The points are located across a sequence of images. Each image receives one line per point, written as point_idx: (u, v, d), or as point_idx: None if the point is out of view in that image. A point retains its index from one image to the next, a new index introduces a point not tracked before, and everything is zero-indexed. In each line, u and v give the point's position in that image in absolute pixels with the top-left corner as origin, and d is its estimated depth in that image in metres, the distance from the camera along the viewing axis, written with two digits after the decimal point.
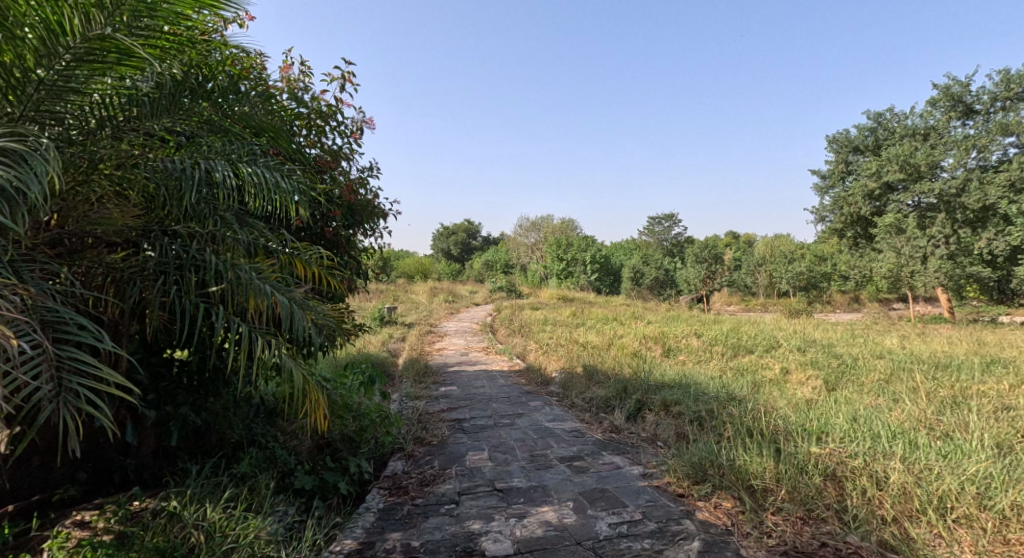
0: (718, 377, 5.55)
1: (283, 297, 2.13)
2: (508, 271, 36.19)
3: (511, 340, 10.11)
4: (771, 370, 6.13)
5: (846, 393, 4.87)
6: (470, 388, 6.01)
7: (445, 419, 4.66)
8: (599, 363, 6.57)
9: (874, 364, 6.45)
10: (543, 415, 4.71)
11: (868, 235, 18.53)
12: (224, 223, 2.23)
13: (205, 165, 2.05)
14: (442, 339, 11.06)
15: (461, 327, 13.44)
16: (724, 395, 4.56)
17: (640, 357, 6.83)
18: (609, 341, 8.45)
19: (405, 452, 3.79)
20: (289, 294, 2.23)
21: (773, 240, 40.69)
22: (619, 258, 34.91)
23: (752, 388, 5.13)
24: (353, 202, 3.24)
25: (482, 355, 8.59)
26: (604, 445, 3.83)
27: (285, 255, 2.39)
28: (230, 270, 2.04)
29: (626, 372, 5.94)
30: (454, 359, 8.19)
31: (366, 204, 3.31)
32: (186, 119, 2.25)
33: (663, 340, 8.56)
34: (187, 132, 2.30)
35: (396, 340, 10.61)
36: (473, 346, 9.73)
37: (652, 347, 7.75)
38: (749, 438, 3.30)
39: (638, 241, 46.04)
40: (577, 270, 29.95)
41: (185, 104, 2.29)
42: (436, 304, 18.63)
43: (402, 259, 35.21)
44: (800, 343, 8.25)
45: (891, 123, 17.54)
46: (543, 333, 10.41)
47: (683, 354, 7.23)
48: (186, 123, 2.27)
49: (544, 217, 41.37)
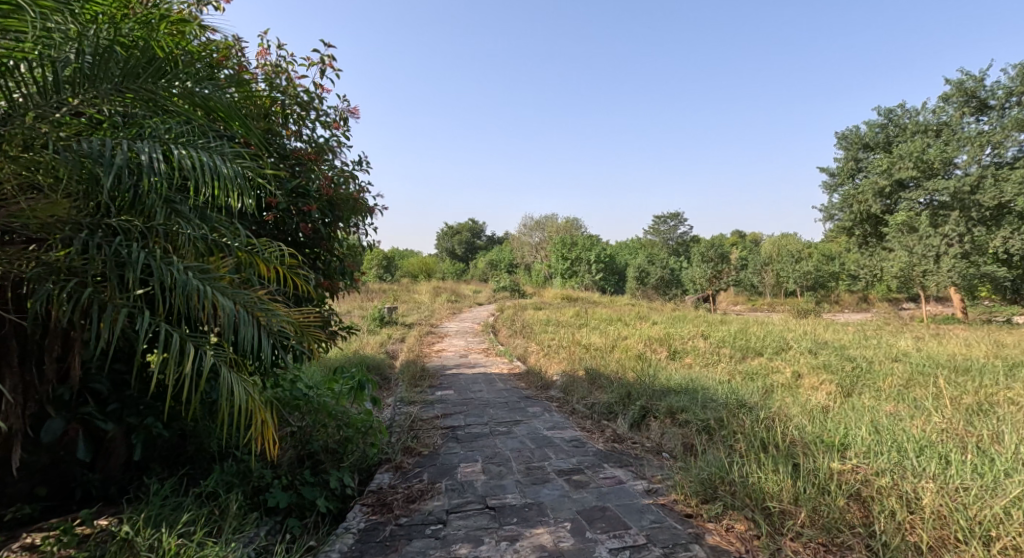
0: (727, 381, 5.29)
1: (229, 303, 1.91)
2: (512, 271, 35.99)
3: (512, 341, 9.87)
4: (782, 373, 5.86)
5: (863, 400, 4.60)
6: (468, 392, 5.78)
7: (438, 427, 4.43)
8: (602, 366, 6.33)
9: (890, 367, 6.16)
10: (542, 423, 4.47)
11: (878, 233, 18.17)
12: (166, 216, 1.98)
13: (125, 146, 1.81)
14: (442, 340, 10.85)
15: (462, 327, 13.22)
16: (734, 401, 4.31)
17: (645, 360, 6.58)
18: (613, 342, 8.20)
19: (393, 464, 3.56)
20: (239, 298, 1.99)
21: (780, 239, 40.27)
22: (624, 257, 34.60)
23: (763, 393, 4.87)
24: (333, 196, 2.98)
25: (482, 357, 8.36)
26: (605, 456, 3.58)
27: (242, 253, 2.15)
28: (162, 269, 1.81)
29: (630, 375, 5.69)
30: (453, 362, 7.97)
31: (347, 198, 3.05)
32: (117, 96, 1.94)
33: (669, 341, 8.30)
34: (123, 113, 1.99)
35: (395, 341, 10.40)
36: (473, 347, 9.51)
37: (657, 349, 7.50)
38: (763, 452, 3.04)
39: (643, 241, 45.73)
40: (582, 269, 29.69)
41: (118, 75, 1.93)
42: (438, 304, 18.48)
43: (405, 259, 35.04)
44: (812, 345, 7.96)
45: (902, 119, 17.15)
46: (545, 333, 10.18)
47: (690, 356, 6.98)
48: (118, 101, 1.96)
49: (549, 216, 41.09)
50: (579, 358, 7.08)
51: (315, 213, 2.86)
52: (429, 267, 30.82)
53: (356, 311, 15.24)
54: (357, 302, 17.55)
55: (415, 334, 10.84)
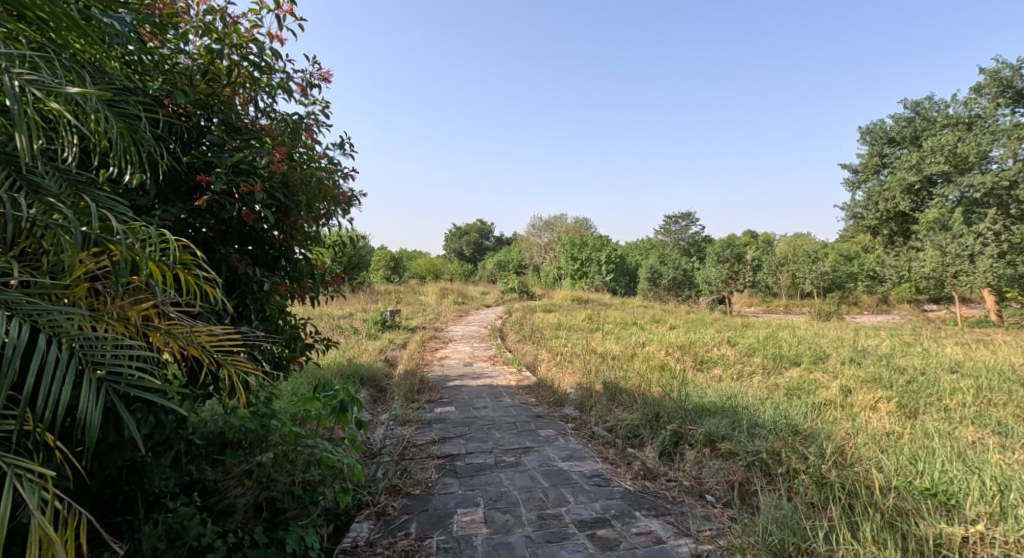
0: (768, 399, 4.59)
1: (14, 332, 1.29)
2: (520, 272, 35.37)
3: (521, 347, 9.20)
4: (828, 389, 5.14)
5: (936, 425, 3.87)
6: (470, 409, 5.12)
7: (435, 456, 3.77)
8: (621, 379, 5.65)
9: (952, 381, 5.40)
10: (556, 451, 3.81)
11: (905, 231, 17.28)
12: None
13: None
14: (446, 345, 10.23)
15: (468, 331, 12.56)
16: (784, 426, 3.63)
17: (669, 371, 5.88)
18: (631, 349, 7.52)
19: (376, 510, 2.92)
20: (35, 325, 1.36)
21: (795, 239, 39.23)
22: (635, 257, 33.81)
23: (814, 414, 4.17)
24: (287, 174, 2.28)
25: (488, 366, 7.71)
26: (635, 501, 2.92)
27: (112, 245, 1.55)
28: None
29: (654, 391, 5.01)
30: (457, 371, 7.33)
31: (307, 178, 2.34)
32: None
33: (693, 348, 7.60)
34: None
35: (396, 347, 9.75)
36: (479, 354, 8.85)
37: (680, 358, 6.82)
38: (854, 511, 2.38)
39: (654, 241, 44.91)
40: (592, 270, 28.99)
41: None
42: (445, 306, 17.86)
43: (412, 260, 34.42)
44: (852, 353, 7.19)
45: (930, 112, 16.25)
46: (556, 339, 9.53)
47: (718, 367, 6.27)
48: None
49: (558, 216, 40.37)
50: (594, 369, 6.40)
51: (261, 195, 2.13)
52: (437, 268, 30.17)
53: (357, 314, 14.61)
54: (360, 304, 16.92)
55: (417, 339, 10.18)
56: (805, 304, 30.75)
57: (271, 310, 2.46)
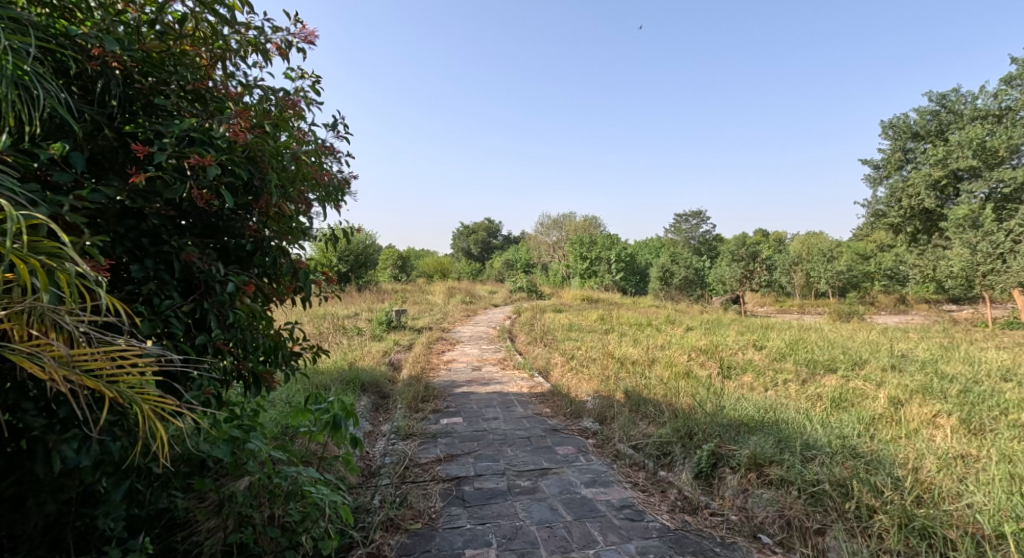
0: (813, 413, 4.11)
1: None
2: (528, 271, 34.90)
3: (531, 350, 8.75)
4: (875, 400, 4.65)
5: (1013, 446, 3.38)
6: (479, 421, 4.68)
7: (441, 480, 3.33)
8: (644, 388, 5.18)
9: (1012, 391, 4.88)
10: (577, 473, 3.35)
11: (929, 229, 16.63)
12: None
13: None
14: (453, 347, 9.82)
15: (476, 332, 12.12)
16: (842, 447, 3.16)
17: (695, 379, 5.40)
18: (650, 353, 7.05)
19: (371, 550, 2.50)
20: None
21: (809, 238, 38.49)
22: (646, 256, 33.24)
23: (869, 431, 3.69)
24: (252, 146, 1.82)
25: (497, 370, 7.27)
26: (675, 543, 2.47)
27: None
28: None
29: (682, 402, 4.54)
30: (464, 376, 6.88)
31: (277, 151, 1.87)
32: None
33: (716, 353, 7.10)
34: None
35: (400, 349, 9.32)
36: (487, 358, 8.40)
37: (705, 364, 6.33)
38: None
39: (664, 240, 44.28)
40: (601, 269, 28.46)
41: None
42: (452, 305, 17.44)
43: (419, 260, 34.01)
44: (891, 359, 6.66)
45: (958, 104, 15.60)
46: (569, 342, 9.06)
47: (748, 374, 5.79)
48: None
49: (567, 215, 39.84)
50: (613, 376, 5.93)
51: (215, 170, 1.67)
52: (445, 267, 29.78)
53: (362, 314, 14.19)
54: (365, 304, 16.50)
55: (423, 341, 9.75)
56: (820, 304, 30.07)
57: (244, 317, 2.02)
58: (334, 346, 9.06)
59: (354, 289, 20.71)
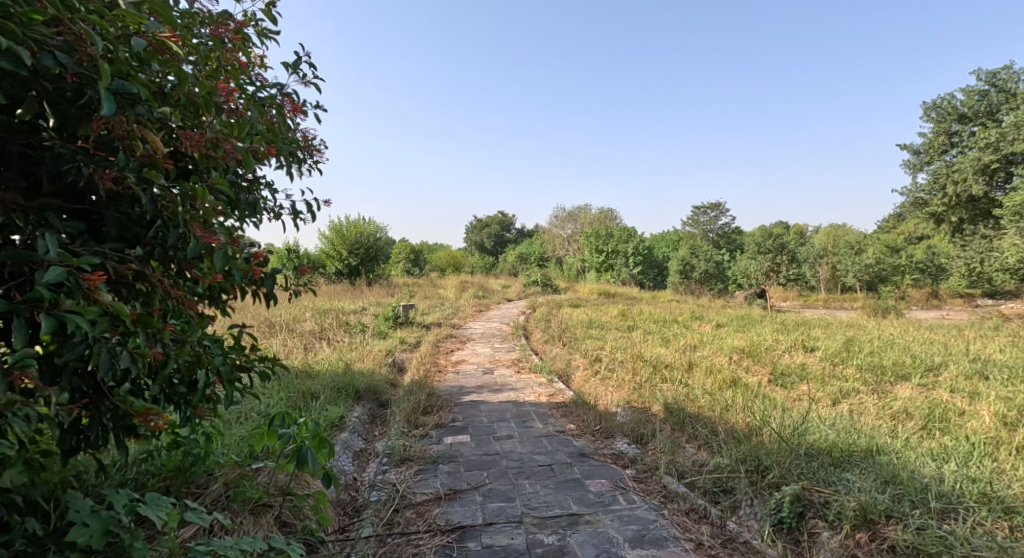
0: (912, 438, 3.25)
1: None
2: (543, 264, 34.10)
3: (549, 350, 7.94)
4: (979, 416, 3.77)
5: None
6: (490, 441, 3.89)
7: (439, 532, 2.56)
8: (687, 401, 4.34)
9: None
10: (617, 524, 2.56)
11: (975, 218, 15.48)
12: None
13: None
14: (464, 346, 9.07)
15: (489, 328, 11.37)
16: (986, 498, 2.32)
17: (747, 390, 4.55)
18: (685, 356, 6.22)
19: None
20: None
21: (833, 230, 37.15)
22: (664, 249, 32.23)
23: (999, 466, 2.82)
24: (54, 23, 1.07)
25: (511, 374, 6.48)
26: None
27: None
28: None
29: (740, 422, 3.70)
30: (474, 381, 6.09)
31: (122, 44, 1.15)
32: None
33: (761, 355, 6.24)
34: None
35: (406, 348, 8.58)
36: (500, 358, 7.62)
37: (753, 369, 5.47)
38: None
39: (682, 233, 43.17)
40: (618, 262, 27.53)
41: None
42: (465, 300, 16.73)
43: (432, 254, 33.37)
44: (968, 362, 5.75)
45: (1011, 82, 14.42)
46: (590, 340, 8.26)
47: (807, 382, 4.91)
48: None
49: (582, 206, 38.83)
50: (646, 385, 5.11)
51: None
52: (458, 261, 29.03)
53: (369, 310, 13.47)
54: (373, 299, 15.81)
55: (430, 339, 9.00)
56: (846, 300, 28.87)
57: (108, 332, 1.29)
58: (334, 344, 8.33)
59: (364, 283, 20.07)
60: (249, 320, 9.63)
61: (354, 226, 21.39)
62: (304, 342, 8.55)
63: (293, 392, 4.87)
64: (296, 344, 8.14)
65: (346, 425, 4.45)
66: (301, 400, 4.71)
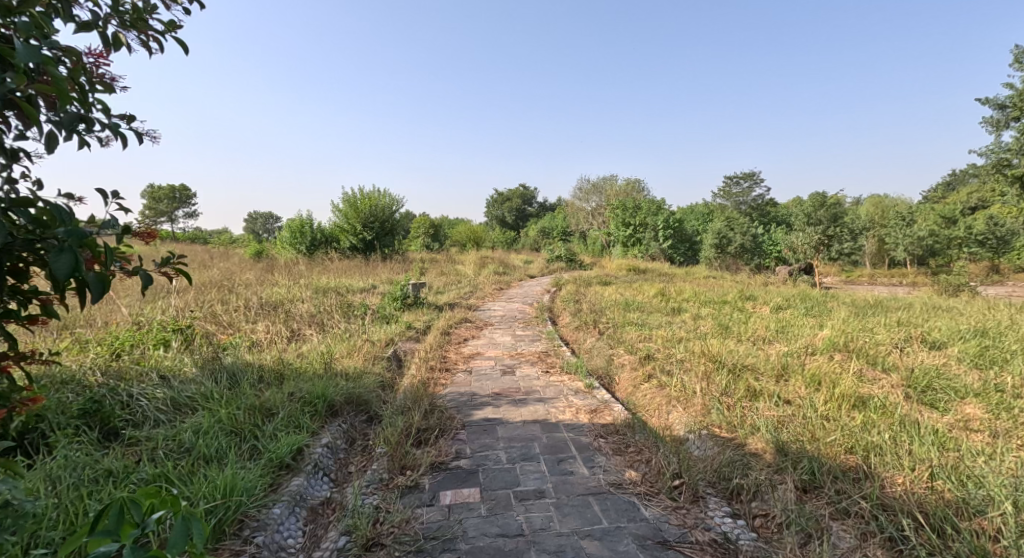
0: None
1: None
2: (566, 238, 32.52)
3: (582, 341, 6.52)
4: None
5: None
6: (510, 504, 2.54)
7: None
8: (813, 440, 2.86)
9: None
10: None
11: None
12: None
13: None
14: (480, 332, 7.73)
15: (510, 310, 9.99)
16: None
17: (891, 419, 3.08)
18: (767, 356, 4.74)
19: None
20: None
21: (879, 201, 34.61)
22: (696, 223, 30.29)
23: None
24: None
25: (538, 374, 5.08)
26: None
27: None
28: None
29: (931, 495, 2.24)
30: (490, 387, 4.68)
31: None
32: None
33: (872, 353, 4.69)
34: None
35: (411, 337, 7.25)
36: (524, 350, 6.22)
37: (876, 377, 3.95)
38: None
39: (712, 205, 41.05)
40: (646, 236, 25.75)
41: None
42: (485, 277, 15.38)
43: (451, 228, 32.01)
44: None
45: None
46: (633, 329, 6.79)
47: (973, 404, 3.37)
48: None
49: (608, 177, 36.79)
50: (731, 407, 3.64)
51: None
52: (479, 235, 27.52)
53: (377, 288, 12.17)
54: (383, 275, 14.52)
55: (441, 325, 7.67)
56: (896, 278, 26.72)
57: None
58: (326, 332, 7.01)
59: (378, 259, 18.81)
60: (235, 301, 8.36)
61: (368, 199, 20.12)
62: (293, 330, 7.25)
63: (242, 410, 3.54)
64: (282, 331, 6.86)
65: (306, 463, 3.12)
66: (250, 424, 3.37)
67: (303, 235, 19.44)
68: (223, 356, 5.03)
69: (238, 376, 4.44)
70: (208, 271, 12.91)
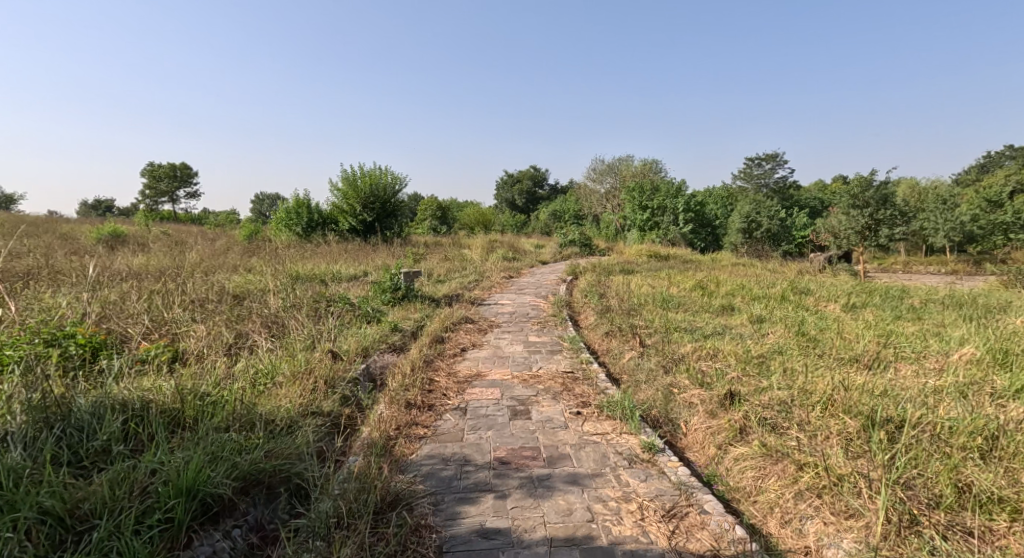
0: None
1: None
2: (579, 222, 30.71)
3: (620, 357, 4.78)
4: None
5: None
6: None
7: None
8: None
9: None
10: None
11: None
12: None
13: None
14: (485, 337, 6.05)
15: (522, 305, 8.30)
16: None
17: None
18: (929, 401, 3.00)
19: None
20: None
21: (914, 183, 32.26)
22: (720, 206, 28.27)
23: None
24: None
25: (565, 419, 3.37)
26: None
27: None
28: None
29: None
30: (492, 444, 2.97)
31: None
32: None
33: None
34: None
35: (395, 344, 5.57)
36: (542, 370, 4.51)
37: None
38: None
39: (733, 187, 38.91)
40: (665, 219, 23.78)
41: None
42: (494, 263, 13.67)
43: (459, 211, 30.27)
44: None
45: None
46: (685, 340, 5.07)
47: None
48: None
49: (625, 157, 34.68)
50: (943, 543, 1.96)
51: None
52: (487, 218, 25.67)
53: (367, 278, 10.48)
54: (378, 261, 12.83)
55: (434, 328, 5.99)
56: (934, 266, 24.67)
57: None
58: (282, 339, 5.35)
59: (377, 242, 17.17)
60: (179, 290, 6.67)
61: (368, 176, 18.39)
62: (245, 334, 5.60)
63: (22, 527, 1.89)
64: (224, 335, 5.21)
65: None
66: None
67: (297, 216, 17.83)
68: (99, 384, 3.37)
69: (92, 420, 2.77)
70: (179, 253, 11.30)
